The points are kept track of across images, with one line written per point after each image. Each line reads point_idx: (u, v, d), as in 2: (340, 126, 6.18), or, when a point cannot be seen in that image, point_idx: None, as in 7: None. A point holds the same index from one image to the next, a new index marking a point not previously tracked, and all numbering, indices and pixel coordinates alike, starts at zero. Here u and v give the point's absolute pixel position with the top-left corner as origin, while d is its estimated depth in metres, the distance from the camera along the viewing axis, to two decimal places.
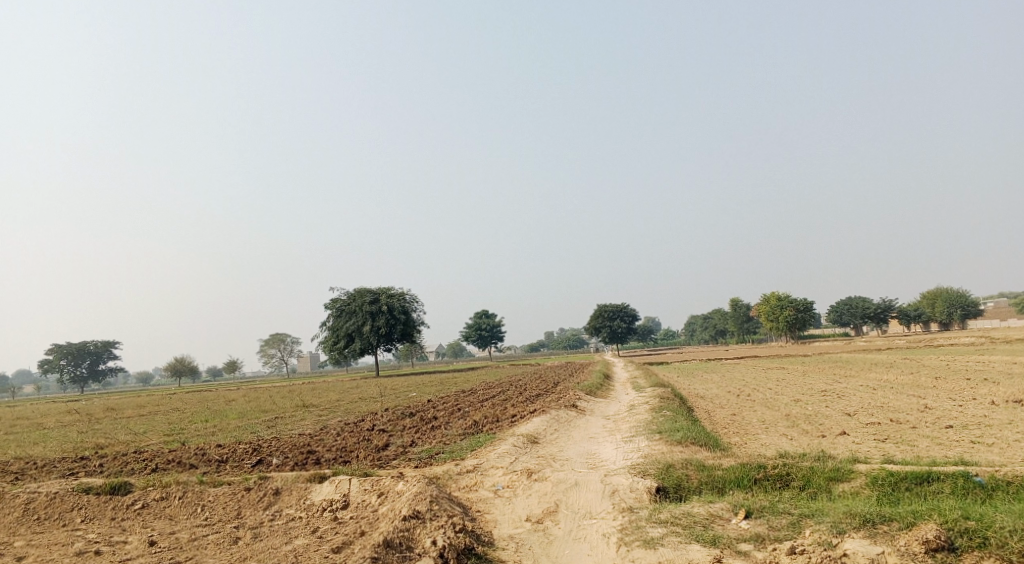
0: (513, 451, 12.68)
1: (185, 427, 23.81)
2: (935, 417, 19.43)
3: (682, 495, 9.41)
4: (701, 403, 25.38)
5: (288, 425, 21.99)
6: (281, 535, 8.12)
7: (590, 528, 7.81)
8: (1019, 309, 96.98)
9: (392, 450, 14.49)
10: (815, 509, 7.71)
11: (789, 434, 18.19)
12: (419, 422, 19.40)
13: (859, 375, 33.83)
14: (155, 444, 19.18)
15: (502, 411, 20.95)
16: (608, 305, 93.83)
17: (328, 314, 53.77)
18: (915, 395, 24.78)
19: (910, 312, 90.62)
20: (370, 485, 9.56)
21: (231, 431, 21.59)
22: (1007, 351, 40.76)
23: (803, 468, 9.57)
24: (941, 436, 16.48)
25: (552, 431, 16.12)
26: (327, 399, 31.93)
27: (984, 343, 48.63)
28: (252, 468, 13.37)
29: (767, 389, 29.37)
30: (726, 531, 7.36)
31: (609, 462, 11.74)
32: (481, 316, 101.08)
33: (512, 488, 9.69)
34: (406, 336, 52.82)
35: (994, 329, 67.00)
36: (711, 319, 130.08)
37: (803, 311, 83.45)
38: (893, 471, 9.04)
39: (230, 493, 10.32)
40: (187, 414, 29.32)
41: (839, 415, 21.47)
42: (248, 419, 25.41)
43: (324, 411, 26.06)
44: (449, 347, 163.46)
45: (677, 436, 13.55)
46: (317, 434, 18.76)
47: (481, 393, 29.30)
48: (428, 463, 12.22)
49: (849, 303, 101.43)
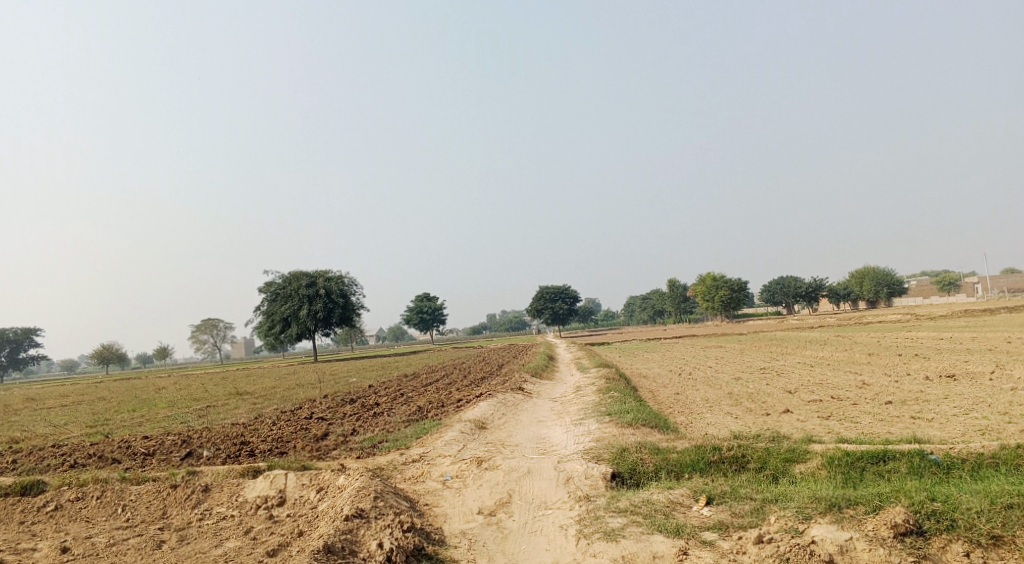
0: (461, 438, 12.14)
1: (110, 418, 22.32)
2: (873, 393, 19.88)
3: (637, 481, 9.07)
4: (646, 384, 25.40)
5: (220, 414, 20.86)
6: (209, 538, 7.28)
7: (546, 519, 7.37)
8: (937, 287, 102.12)
9: (333, 439, 13.73)
10: (777, 494, 7.47)
11: (734, 413, 18.25)
12: (361, 409, 18.63)
13: (795, 352, 34.64)
14: (75, 437, 17.84)
15: (447, 396, 20.39)
16: (551, 287, 94.07)
17: (263, 298, 51.86)
18: (850, 372, 25.43)
19: (838, 291, 94.19)
20: (308, 479, 8.85)
21: (159, 421, 20.33)
22: (931, 327, 42.40)
23: (759, 449, 9.37)
24: (881, 411, 16.80)
25: (500, 416, 15.65)
26: (264, 386, 30.68)
27: (909, 321, 50.61)
28: (181, 461, 12.41)
29: (709, 368, 29.69)
30: (688, 519, 7.03)
31: (561, 447, 11.34)
32: (422, 299, 99.93)
33: (461, 478, 9.16)
34: (345, 320, 51.46)
35: (915, 307, 70.12)
36: (650, 300, 132.14)
37: (738, 291, 85.70)
38: (850, 450, 8.92)
39: (154, 491, 9.11)
40: (113, 404, 27.63)
41: (781, 393, 21.76)
42: (179, 408, 24.04)
43: (260, 398, 24.91)
44: (390, 331, 161.16)
45: (628, 418, 13.26)
46: (252, 423, 17.77)
47: (425, 377, 28.61)
48: (371, 453, 11.55)
49: (781, 284, 104.57)
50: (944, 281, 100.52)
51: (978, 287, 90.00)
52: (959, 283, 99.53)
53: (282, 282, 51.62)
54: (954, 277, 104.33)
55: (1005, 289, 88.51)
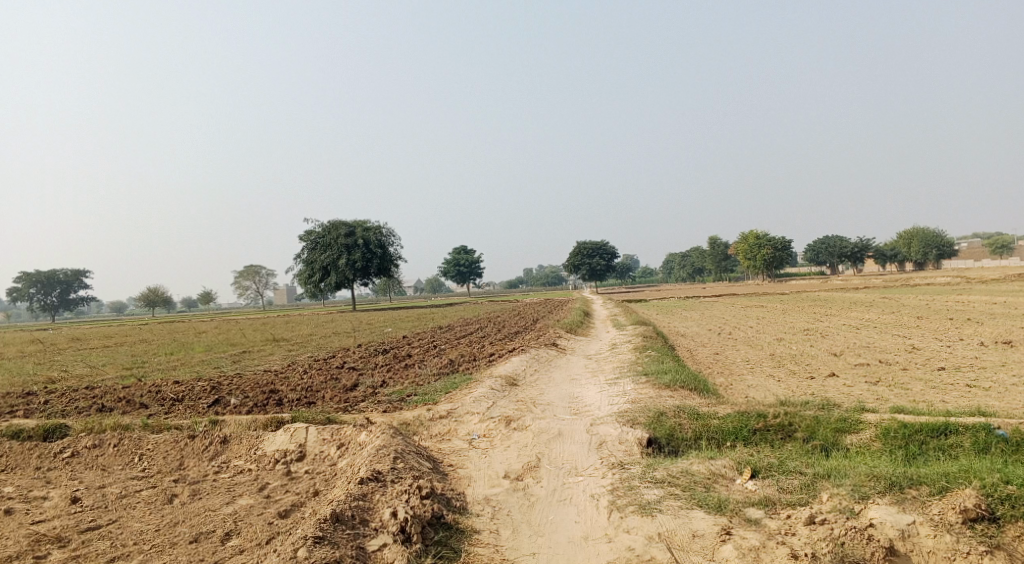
0: (491, 395, 11.71)
1: (148, 361, 22.63)
2: (925, 358, 18.88)
3: (675, 448, 8.52)
4: (683, 342, 24.71)
5: (254, 361, 20.92)
6: (222, 494, 6.99)
7: (576, 487, 6.89)
8: (992, 249, 98.01)
9: (360, 391, 13.48)
10: (830, 468, 6.84)
11: (775, 376, 17.51)
12: (392, 360, 18.45)
13: (840, 314, 33.43)
14: (111, 379, 18.08)
15: (480, 349, 20.05)
16: (588, 241, 93.02)
17: (303, 247, 52.12)
18: (900, 335, 24.30)
19: (886, 252, 91.10)
20: (329, 434, 8.50)
21: (193, 365, 20.50)
22: (984, 291, 40.42)
23: (808, 417, 8.71)
24: (934, 378, 15.87)
25: (532, 372, 15.22)
26: (300, 333, 30.85)
27: (959, 284, 48.41)
28: (208, 409, 12.33)
29: (749, 328, 28.80)
30: (730, 494, 6.47)
31: (594, 408, 10.85)
32: (459, 251, 99.80)
33: (488, 438, 8.74)
34: (382, 270, 51.51)
35: (967, 269, 67.25)
36: (690, 257, 129.64)
37: (781, 250, 83.47)
38: (907, 423, 8.21)
39: (171, 441, 8.87)
40: (154, 347, 28.10)
41: (825, 356, 20.87)
42: (215, 353, 24.25)
43: (295, 346, 25.02)
44: (427, 281, 162.16)
45: (666, 379, 12.67)
46: (284, 371, 17.71)
47: (458, 330, 28.38)
48: (398, 407, 11.21)
49: (826, 243, 101.38)
50: (999, 244, 96.52)
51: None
52: (1015, 247, 95.35)
53: (321, 231, 51.73)
54: (1011, 239, 99.92)
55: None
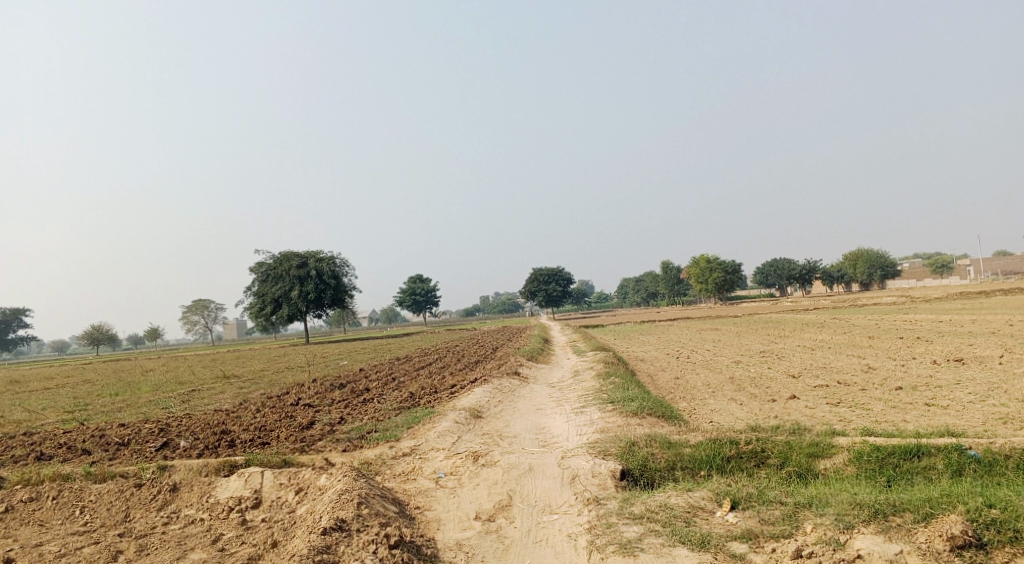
0: (456, 429, 11.30)
1: (90, 403, 21.44)
2: (880, 378, 19.18)
3: (649, 479, 8.29)
4: (644, 367, 24.67)
5: (205, 400, 19.99)
6: (172, 548, 6.42)
7: (552, 526, 6.58)
8: (931, 269, 101.91)
9: (318, 429, 12.91)
10: (811, 496, 6.69)
11: (739, 399, 17.50)
12: (350, 394, 17.84)
13: (793, 335, 34.00)
14: (49, 423, 16.98)
15: (440, 381, 19.58)
16: (544, 269, 93.33)
17: (254, 280, 50.75)
18: (854, 355, 24.72)
19: (831, 274, 93.80)
20: (287, 478, 7.99)
21: (138, 406, 19.46)
22: (928, 309, 41.76)
23: (780, 442, 8.60)
24: (893, 398, 16.08)
25: (496, 403, 14.83)
26: (252, 369, 29.79)
27: (904, 303, 49.84)
28: (155, 453, 11.58)
29: (707, 351, 28.98)
30: (712, 528, 6.25)
31: (562, 439, 10.56)
32: (415, 280, 98.90)
33: (456, 476, 8.36)
34: (337, 301, 50.50)
35: (909, 289, 69.68)
36: (644, 281, 131.23)
37: (732, 273, 85.13)
38: (879, 445, 8.16)
39: (116, 491, 8.19)
40: (96, 388, 26.71)
41: (785, 377, 21.04)
42: (162, 392, 23.12)
43: (247, 382, 24.07)
44: (382, 311, 160.13)
45: (633, 406, 12.46)
46: (236, 410, 16.92)
47: (417, 361, 27.75)
48: (359, 445, 10.71)
49: (775, 266, 103.95)
50: (937, 264, 100.51)
51: (971, 269, 89.93)
52: (952, 267, 99.35)
53: (272, 263, 50.55)
54: (948, 259, 104.10)
55: (997, 272, 88.37)
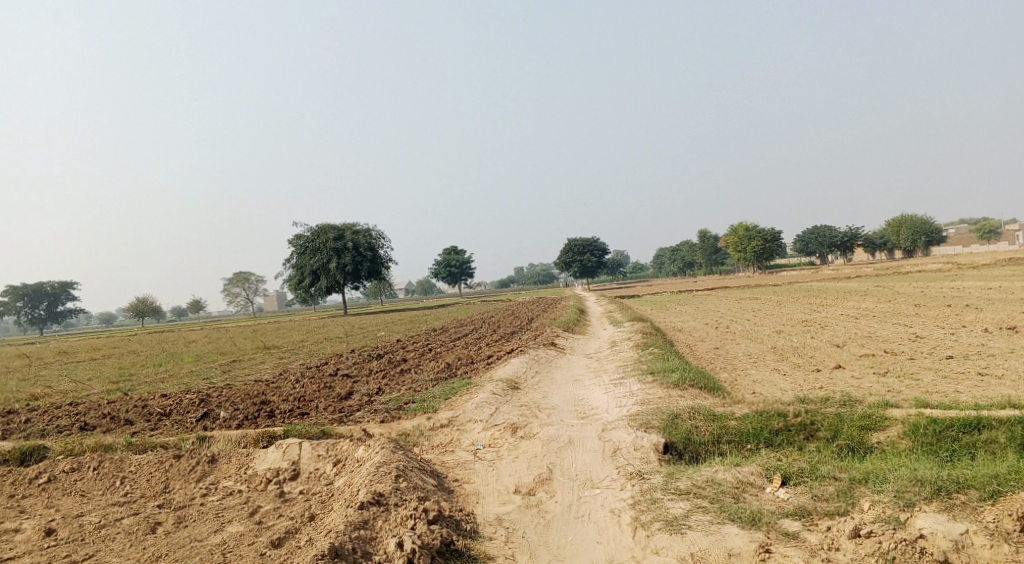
0: (493, 400, 11.18)
1: (135, 374, 21.93)
2: (930, 347, 18.52)
3: (693, 452, 8.03)
4: (682, 337, 24.27)
5: (245, 370, 20.27)
6: (210, 520, 6.42)
7: (595, 501, 6.39)
8: (979, 235, 98.41)
9: (356, 399, 12.93)
10: (867, 471, 6.36)
11: (781, 369, 17.04)
12: (387, 365, 17.86)
13: (836, 303, 33.12)
14: (96, 394, 17.42)
15: (476, 352, 19.51)
16: (579, 239, 92.66)
17: (292, 252, 51.30)
18: (900, 323, 23.95)
19: (875, 241, 91.20)
20: (324, 450, 7.94)
21: (181, 377, 19.83)
22: (977, 276, 40.33)
23: (830, 414, 8.23)
24: (944, 367, 15.48)
25: (533, 374, 14.65)
26: (291, 340, 30.20)
27: (950, 270, 48.12)
28: (196, 424, 11.73)
29: (747, 321, 28.44)
30: (762, 505, 6.00)
31: (602, 411, 10.36)
32: (449, 251, 99.12)
33: (494, 448, 8.21)
34: (373, 273, 50.84)
35: (956, 255, 67.45)
36: (681, 250, 129.51)
37: (772, 241, 83.38)
38: (936, 418, 7.75)
39: (156, 462, 8.26)
40: (141, 359, 27.37)
41: (828, 347, 20.44)
42: (204, 363, 23.54)
43: (287, 353, 24.40)
44: (417, 282, 161.41)
45: (673, 377, 12.16)
46: (275, 380, 17.10)
47: (453, 332, 27.75)
48: (396, 417, 10.65)
49: (815, 233, 101.53)
50: (986, 229, 97.01)
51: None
52: (1002, 232, 95.79)
53: (309, 235, 51.00)
54: (997, 224, 100.32)
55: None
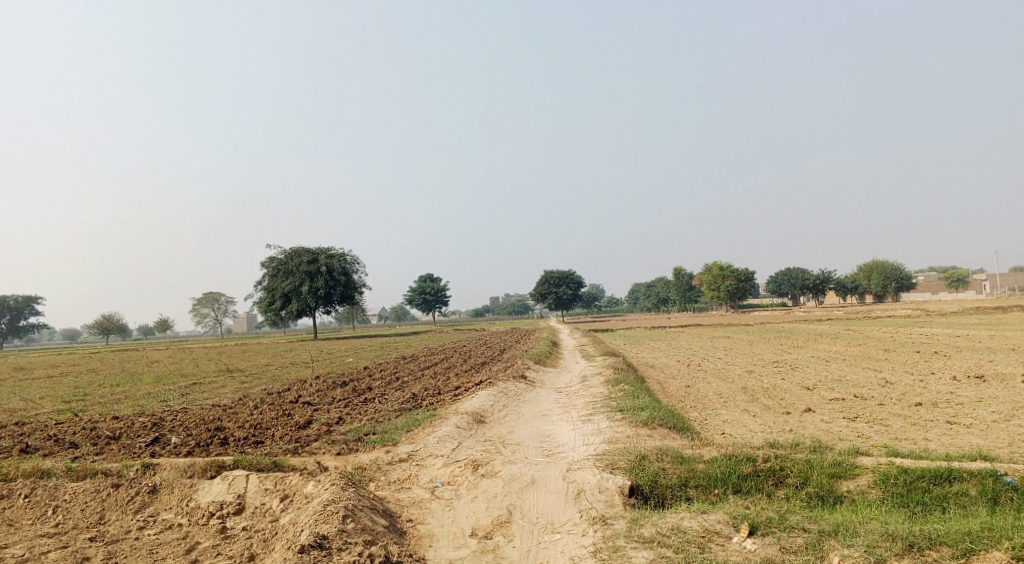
0: (457, 434, 10.81)
1: (90, 393, 21.10)
2: (898, 393, 18.53)
3: (658, 496, 7.75)
4: (654, 374, 24.10)
5: (205, 394, 19.60)
6: (141, 557, 5.97)
7: (554, 547, 6.08)
8: (945, 283, 100.62)
9: (315, 428, 12.45)
10: (836, 522, 6.13)
11: (751, 411, 16.89)
12: (351, 393, 17.36)
13: (806, 345, 33.28)
14: (44, 413, 16.66)
15: (445, 382, 19.07)
16: (555, 271, 92.78)
17: (264, 274, 50.54)
18: (869, 368, 24.03)
19: (845, 285, 92.62)
20: (272, 483, 7.52)
21: (137, 399, 19.09)
22: (944, 324, 40.93)
23: (800, 460, 8.02)
24: (912, 414, 15.44)
25: (500, 408, 14.29)
26: (257, 363, 29.40)
27: (918, 317, 48.86)
28: (144, 449, 11.16)
29: (719, 359, 28.38)
30: (729, 556, 5.74)
31: (569, 449, 10.05)
32: (425, 279, 98.60)
33: (453, 486, 7.85)
34: (346, 298, 50.14)
35: (923, 302, 68.70)
36: (655, 286, 130.40)
37: (745, 281, 84.24)
38: (907, 467, 7.57)
39: (92, 491, 7.74)
40: (99, 378, 26.42)
41: (798, 389, 20.35)
42: (163, 385, 22.76)
43: (250, 377, 23.72)
44: (392, 309, 160.14)
45: (643, 416, 11.90)
46: (234, 405, 16.51)
47: (423, 360, 27.28)
48: (354, 448, 10.22)
49: (787, 275, 102.90)
50: (951, 277, 99.23)
51: (987, 285, 88.64)
52: (967, 281, 97.99)
53: (284, 258, 50.27)
54: (962, 274, 102.71)
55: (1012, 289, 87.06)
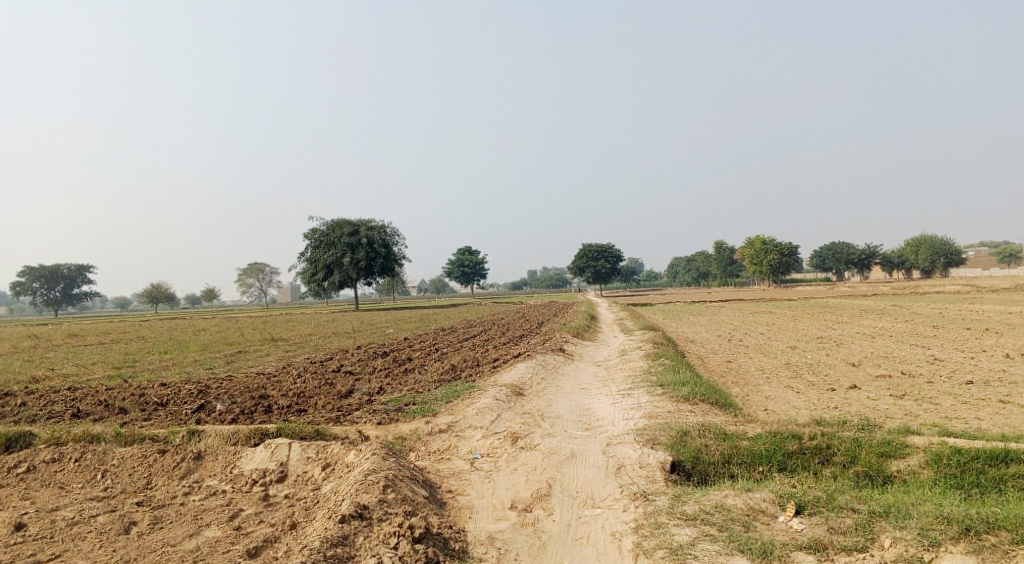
0: (496, 406, 10.80)
1: (140, 360, 21.77)
2: (949, 370, 17.92)
3: (700, 472, 7.61)
4: (694, 349, 23.79)
5: (249, 362, 20.03)
6: (188, 522, 6.11)
7: (594, 521, 6.03)
8: (999, 258, 96.90)
9: (356, 398, 12.61)
10: (888, 503, 5.92)
11: (794, 387, 16.54)
12: (391, 364, 17.53)
13: (851, 321, 32.44)
14: (97, 379, 17.24)
15: (482, 354, 19.11)
16: (593, 244, 92.10)
17: (306, 245, 51.26)
18: (918, 345, 23.30)
19: (893, 260, 89.89)
20: (314, 452, 7.61)
21: (185, 366, 19.62)
22: (998, 300, 39.46)
23: (847, 439, 7.77)
24: (964, 392, 14.92)
25: (539, 381, 14.25)
26: (299, 333, 29.95)
27: (970, 292, 47.20)
28: (190, 416, 11.44)
29: (760, 334, 27.88)
30: (774, 535, 5.60)
31: (608, 423, 9.96)
32: (463, 252, 98.95)
33: (492, 458, 7.85)
34: (386, 270, 50.58)
35: (975, 278, 66.31)
36: (695, 259, 128.56)
37: (788, 256, 82.41)
38: (961, 448, 7.26)
39: (140, 456, 7.94)
40: (149, 345, 27.23)
41: (843, 366, 19.85)
42: (209, 353, 23.35)
43: (293, 346, 24.16)
44: (430, 281, 161.49)
45: (684, 391, 11.72)
46: (277, 374, 16.83)
47: (461, 332, 27.41)
48: (394, 419, 10.30)
49: (833, 250, 100.29)
50: (1007, 252, 95.45)
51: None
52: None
53: (325, 229, 50.85)
54: (1018, 249, 98.70)
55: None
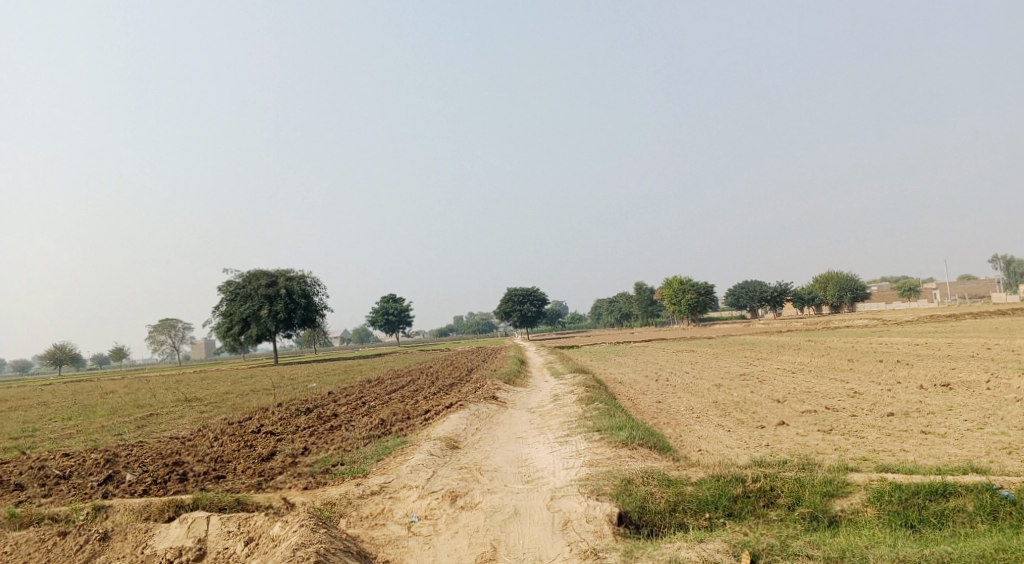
0: (430, 462, 10.29)
1: (38, 429, 19.91)
2: (868, 403, 18.57)
3: (647, 522, 7.37)
4: (624, 390, 23.86)
5: (161, 425, 18.63)
6: None
7: None
8: (898, 293, 103.34)
9: (280, 460, 11.79)
10: (842, 547, 5.84)
11: (726, 425, 16.70)
12: (316, 420, 16.65)
13: (772, 357, 33.46)
14: None
15: (413, 406, 18.47)
16: (519, 289, 92.60)
17: (222, 299, 49.12)
18: (836, 379, 24.16)
19: (803, 297, 94.32)
20: (236, 525, 6.90)
21: (89, 433, 18.04)
22: (902, 332, 41.73)
23: (790, 478, 7.71)
24: (886, 424, 15.41)
25: (474, 432, 13.79)
26: (216, 391, 28.29)
27: (876, 326, 49.81)
28: (95, 489, 10.36)
29: (687, 373, 28.30)
30: None
31: (550, 474, 9.64)
32: (387, 300, 97.42)
33: (431, 520, 7.36)
34: (307, 321, 49.00)
35: (878, 312, 70.25)
36: (618, 302, 131.38)
37: (706, 295, 85.13)
38: (901, 483, 7.32)
39: (36, 540, 6.94)
40: (46, 412, 25.03)
41: (770, 402, 20.29)
42: (116, 417, 21.63)
43: (209, 406, 22.71)
44: (354, 331, 157.78)
45: (623, 435, 11.55)
46: (193, 437, 15.67)
47: (390, 383, 26.56)
48: (322, 481, 9.63)
49: (747, 289, 104.61)
50: (904, 286, 101.98)
51: (937, 293, 91.21)
52: (918, 291, 100.74)
53: (241, 282, 48.95)
54: (913, 283, 105.61)
55: (962, 296, 89.71)
